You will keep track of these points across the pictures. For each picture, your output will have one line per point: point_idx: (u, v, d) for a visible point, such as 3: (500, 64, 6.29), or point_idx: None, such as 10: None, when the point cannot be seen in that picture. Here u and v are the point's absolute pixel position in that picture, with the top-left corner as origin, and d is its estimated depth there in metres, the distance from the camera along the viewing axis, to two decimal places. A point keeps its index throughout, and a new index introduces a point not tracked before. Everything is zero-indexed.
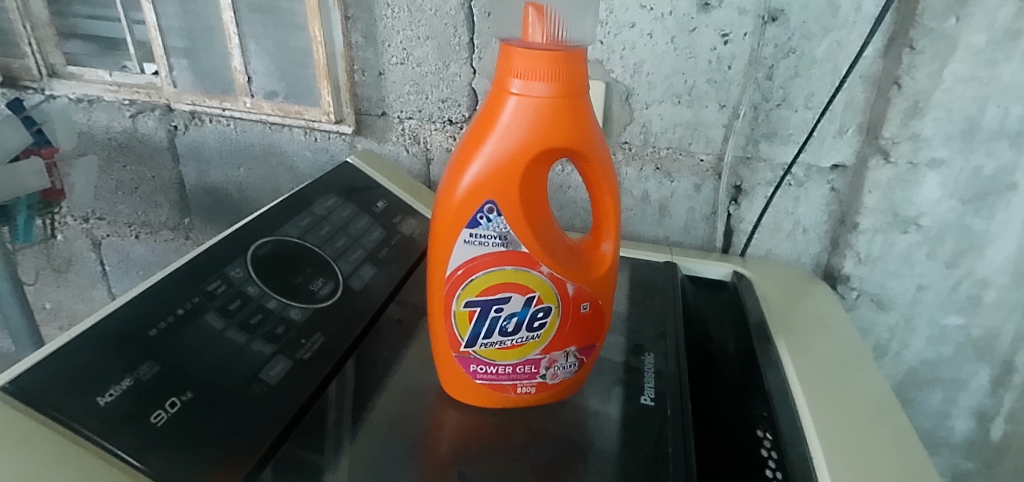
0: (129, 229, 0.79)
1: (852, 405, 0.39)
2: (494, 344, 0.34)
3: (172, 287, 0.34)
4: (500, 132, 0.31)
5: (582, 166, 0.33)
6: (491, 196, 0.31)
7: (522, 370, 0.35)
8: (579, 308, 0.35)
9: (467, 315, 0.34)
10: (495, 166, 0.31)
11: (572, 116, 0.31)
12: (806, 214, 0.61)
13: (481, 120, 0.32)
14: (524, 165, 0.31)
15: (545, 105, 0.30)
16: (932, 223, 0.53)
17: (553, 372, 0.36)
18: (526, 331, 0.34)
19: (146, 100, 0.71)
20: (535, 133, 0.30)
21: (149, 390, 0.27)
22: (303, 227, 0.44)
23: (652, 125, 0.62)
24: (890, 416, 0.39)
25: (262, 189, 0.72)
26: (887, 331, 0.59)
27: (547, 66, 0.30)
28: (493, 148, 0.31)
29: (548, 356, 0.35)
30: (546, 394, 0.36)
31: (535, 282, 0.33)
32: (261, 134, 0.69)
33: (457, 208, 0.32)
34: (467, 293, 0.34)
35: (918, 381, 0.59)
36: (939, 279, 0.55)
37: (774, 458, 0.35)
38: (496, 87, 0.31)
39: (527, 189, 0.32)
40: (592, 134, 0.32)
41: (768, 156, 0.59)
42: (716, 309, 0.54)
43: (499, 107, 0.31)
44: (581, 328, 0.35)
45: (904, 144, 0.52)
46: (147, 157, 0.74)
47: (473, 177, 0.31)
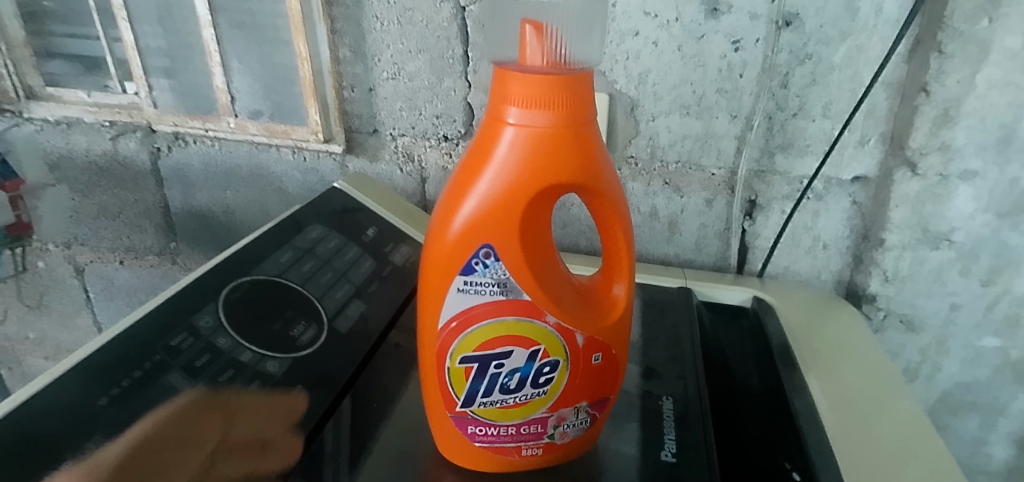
0: (114, 255, 0.76)
1: (887, 434, 0.36)
2: (495, 403, 0.31)
3: (132, 346, 0.30)
4: (496, 167, 0.27)
5: (590, 200, 0.29)
6: (486, 239, 0.28)
7: (527, 430, 0.31)
8: (590, 359, 0.31)
9: (464, 372, 0.30)
10: (491, 206, 0.28)
11: (578, 147, 0.27)
12: (827, 229, 0.57)
13: (473, 153, 0.28)
14: (524, 204, 0.28)
15: (546, 135, 0.27)
16: (965, 239, 0.50)
17: (561, 431, 0.32)
18: (530, 387, 0.31)
19: (127, 122, 0.67)
20: (535, 168, 0.27)
21: (92, 475, 0.23)
22: (284, 263, 0.40)
23: (660, 138, 0.58)
24: (925, 446, 0.35)
25: (251, 211, 0.69)
26: (918, 353, 0.55)
27: (548, 92, 0.26)
28: (488, 185, 0.27)
29: (556, 413, 0.32)
30: (555, 456, 0.33)
31: (540, 334, 0.30)
32: (248, 155, 0.66)
33: (449, 252, 0.29)
34: (462, 348, 0.30)
35: (953, 405, 0.55)
36: (974, 298, 0.51)
37: None
38: (490, 117, 0.28)
39: (527, 230, 0.29)
40: (601, 165, 0.28)
41: (785, 168, 0.56)
42: (735, 337, 0.50)
43: (494, 140, 0.27)
44: (592, 380, 0.32)
45: (933, 155, 0.48)
46: (129, 181, 0.70)
47: (467, 217, 0.28)
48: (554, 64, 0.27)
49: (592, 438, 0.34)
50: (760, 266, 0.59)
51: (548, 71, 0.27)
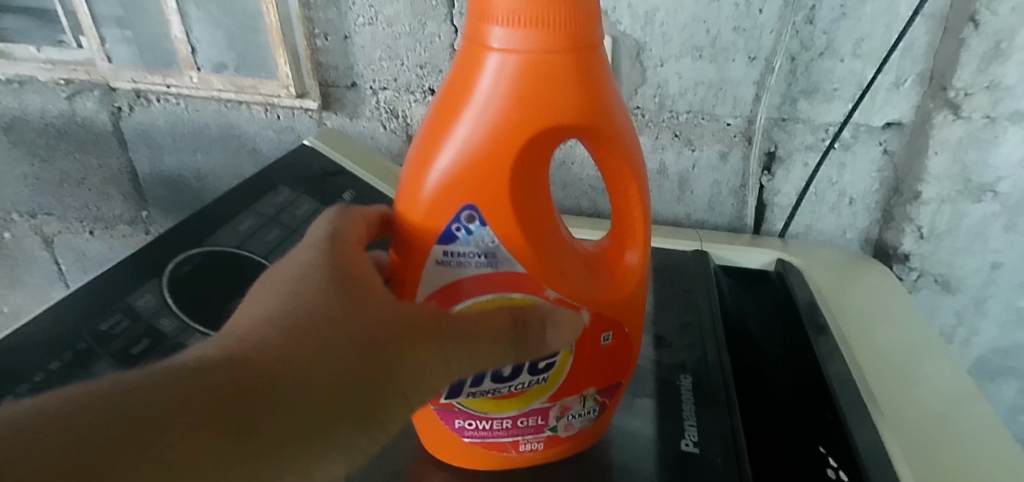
0: (82, 225, 0.71)
1: (929, 398, 0.32)
2: (487, 395, 0.27)
3: (55, 335, 0.26)
4: (477, 106, 0.22)
5: (594, 148, 0.25)
6: (470, 196, 0.24)
7: (525, 423, 0.28)
8: (598, 340, 0.28)
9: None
10: (473, 156, 0.23)
11: (579, 77, 0.22)
12: (853, 183, 0.51)
13: (451, 90, 0.23)
14: (514, 153, 0.23)
15: (539, 64, 0.22)
16: (1012, 190, 0.44)
17: (565, 423, 0.29)
18: (529, 374, 0.27)
19: (84, 79, 0.61)
20: (527, 105, 0.22)
21: None
22: (243, 233, 0.35)
23: (669, 86, 0.52)
24: (972, 411, 0.32)
25: (224, 175, 0.64)
26: (953, 316, 0.50)
27: (539, 8, 0.21)
28: (469, 129, 0.23)
29: (559, 403, 0.29)
30: (555, 449, 0.30)
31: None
32: (217, 113, 0.60)
33: (426, 214, 0.24)
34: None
35: (987, 370, 0.52)
36: (1018, 255, 0.46)
37: None
38: (468, 45, 0.23)
39: (518, 187, 0.24)
40: (607, 103, 0.23)
41: (808, 116, 0.50)
42: (755, 305, 0.45)
43: (474, 72, 0.22)
44: (601, 365, 0.28)
45: (980, 96, 0.43)
46: (90, 143, 0.64)
47: (446, 170, 0.23)
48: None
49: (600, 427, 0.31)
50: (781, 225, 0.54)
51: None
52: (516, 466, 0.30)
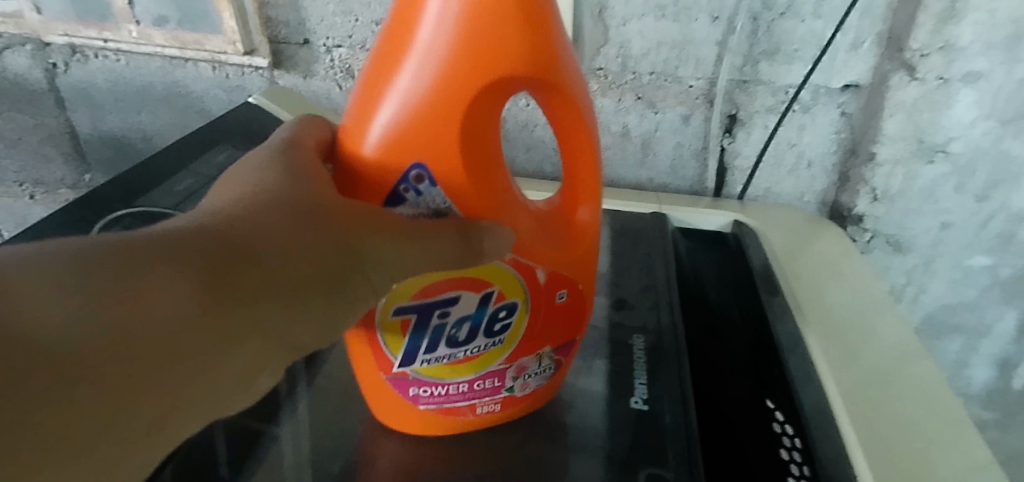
0: (22, 189, 0.67)
1: (875, 353, 0.33)
2: (440, 360, 0.26)
3: None
4: (421, 54, 0.21)
5: (547, 99, 0.24)
6: (416, 152, 0.22)
7: (482, 386, 0.28)
8: (554, 298, 0.27)
9: (399, 327, 0.25)
10: (419, 109, 0.22)
11: (528, 21, 0.21)
12: (812, 145, 0.52)
13: (389, 38, 0.22)
14: (463, 105, 0.22)
15: (485, 5, 0.21)
16: (964, 150, 0.45)
17: (522, 382, 0.29)
18: (484, 337, 0.26)
19: (15, 32, 0.57)
20: (474, 51, 0.21)
21: None
22: (180, 192, 0.34)
23: (631, 46, 0.51)
24: (918, 363, 0.33)
25: (172, 137, 0.61)
26: (903, 276, 0.52)
27: None
28: (413, 80, 0.21)
29: (515, 364, 0.28)
30: (514, 409, 0.29)
31: (493, 275, 0.25)
32: (161, 70, 0.57)
33: (369, 176, 0.23)
34: (394, 297, 0.24)
35: (935, 328, 0.53)
36: (967, 215, 0.47)
37: (798, 447, 0.27)
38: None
39: (470, 143, 0.23)
40: (557, 50, 0.22)
41: (769, 78, 0.50)
42: (712, 265, 0.45)
43: (416, 16, 0.21)
44: (557, 322, 0.28)
45: (934, 57, 0.43)
46: (26, 102, 0.61)
47: (388, 126, 0.22)
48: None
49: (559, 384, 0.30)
50: (740, 189, 0.55)
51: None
52: (475, 428, 0.29)
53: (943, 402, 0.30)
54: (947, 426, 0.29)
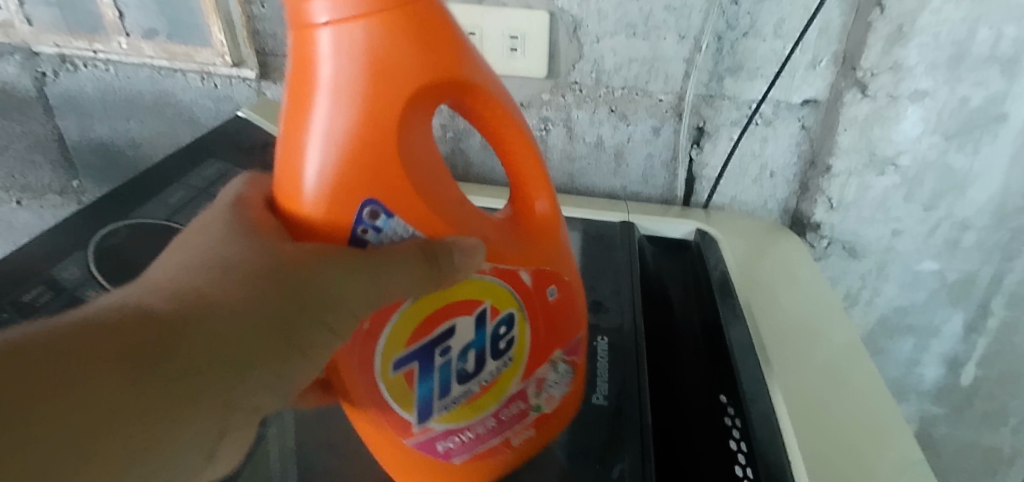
0: (9, 194, 0.68)
1: (823, 362, 0.38)
2: (458, 401, 0.27)
3: None
4: (336, 89, 0.22)
5: (467, 95, 0.25)
6: (362, 186, 0.23)
7: (509, 413, 0.28)
8: (546, 294, 0.28)
9: (406, 382, 0.25)
10: (353, 143, 0.22)
11: (431, 24, 0.23)
12: (775, 156, 0.55)
13: (296, 85, 0.22)
14: (395, 125, 0.23)
15: (381, 24, 0.21)
16: (911, 163, 0.48)
17: (547, 395, 0.29)
18: (493, 360, 0.27)
19: (4, 41, 0.58)
20: (395, 69, 0.22)
21: None
22: (173, 204, 0.36)
23: (604, 62, 0.53)
24: (862, 370, 0.38)
25: (161, 145, 0.62)
26: (858, 279, 0.55)
27: None
28: (336, 116, 0.22)
29: (534, 378, 0.29)
30: (551, 431, 0.30)
31: (482, 293, 0.26)
32: (150, 80, 0.58)
33: (318, 227, 0.23)
34: (391, 352, 0.25)
35: (889, 329, 0.57)
36: (916, 223, 0.51)
37: (738, 426, 0.31)
38: (297, 33, 0.22)
39: (413, 163, 0.24)
40: (457, 45, 0.24)
41: (733, 93, 0.52)
42: (677, 271, 0.48)
43: (320, 54, 0.22)
44: (554, 322, 0.29)
45: (884, 76, 0.45)
46: (14, 109, 0.62)
47: (327, 170, 0.22)
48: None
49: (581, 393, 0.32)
50: (707, 196, 0.58)
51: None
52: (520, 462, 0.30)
53: (883, 408, 0.35)
54: (886, 432, 0.34)
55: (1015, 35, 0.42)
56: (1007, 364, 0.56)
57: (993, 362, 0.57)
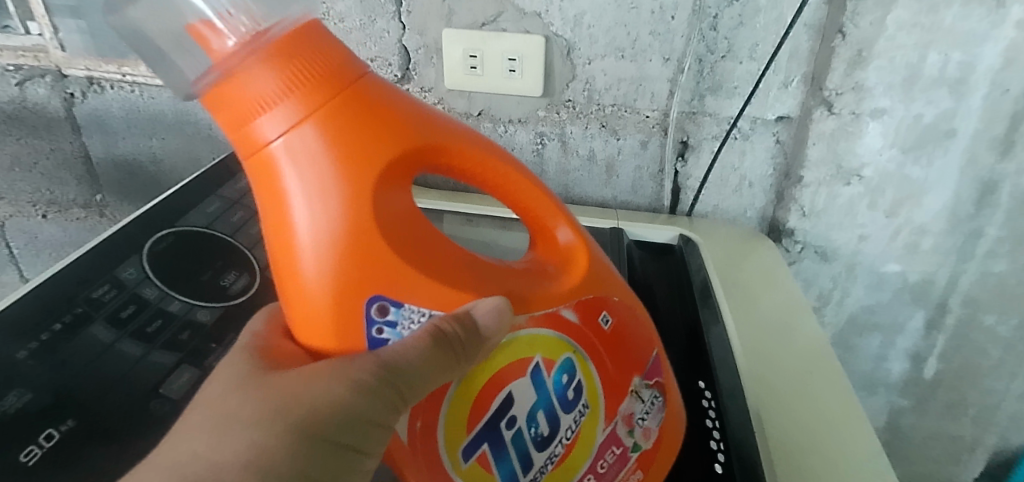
0: (35, 208, 0.72)
1: (798, 360, 0.44)
2: (549, 466, 0.28)
3: (50, 297, 0.31)
4: (306, 197, 0.23)
5: (438, 155, 0.27)
6: (365, 283, 0.24)
7: (608, 460, 0.30)
8: (600, 323, 0.30)
9: (485, 468, 0.27)
10: (339, 244, 0.24)
11: (369, 102, 0.24)
12: (753, 169, 0.59)
13: (268, 202, 0.24)
14: (375, 213, 0.24)
15: (326, 122, 0.23)
16: (874, 174, 0.53)
17: (643, 430, 0.31)
18: (567, 413, 0.28)
19: (34, 65, 0.62)
20: (351, 155, 0.23)
21: (12, 423, 0.24)
22: (211, 214, 0.41)
23: (595, 82, 0.57)
24: (826, 361, 0.44)
25: (181, 160, 0.66)
26: (830, 281, 0.60)
27: (278, 79, 0.22)
28: (314, 222, 0.23)
29: (621, 418, 0.30)
30: (658, 468, 0.32)
31: (527, 350, 0.27)
32: (173, 101, 0.62)
33: (330, 330, 0.25)
34: (453, 448, 0.26)
35: (859, 326, 0.62)
36: (879, 228, 0.56)
37: (713, 407, 0.37)
38: (249, 161, 0.24)
39: (406, 244, 0.25)
40: (405, 113, 0.25)
41: (714, 110, 0.56)
42: (662, 272, 0.53)
43: (277, 168, 0.23)
44: (617, 352, 0.30)
45: (847, 95, 0.50)
46: (43, 128, 0.66)
47: (324, 276, 0.24)
48: (251, 34, 0.23)
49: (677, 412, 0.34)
50: (689, 206, 0.62)
51: (253, 45, 0.22)
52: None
53: (844, 393, 0.41)
54: (851, 420, 0.39)
55: (961, 59, 0.47)
56: (965, 358, 0.63)
57: (952, 357, 0.63)
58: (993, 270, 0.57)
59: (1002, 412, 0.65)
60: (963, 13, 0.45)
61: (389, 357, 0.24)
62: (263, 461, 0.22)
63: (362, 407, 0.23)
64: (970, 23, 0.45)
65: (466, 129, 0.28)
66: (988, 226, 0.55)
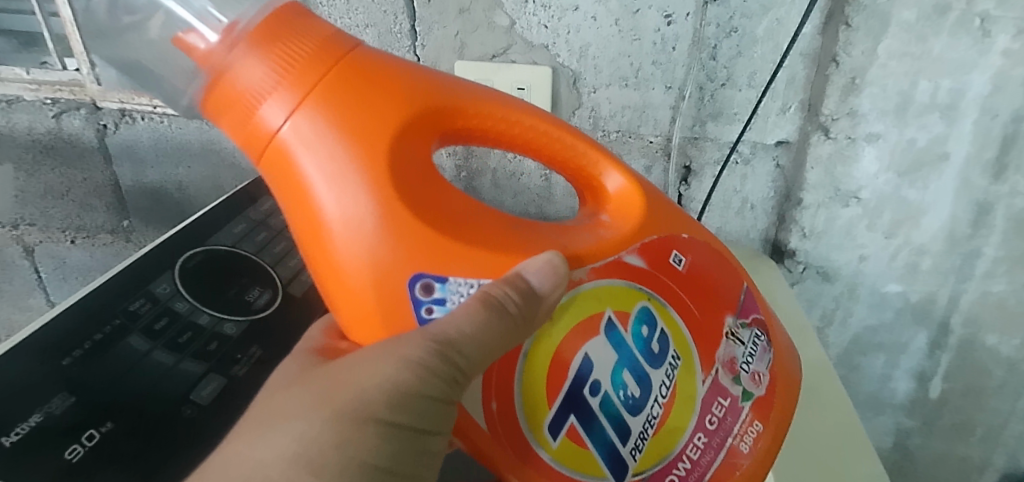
0: (64, 234, 0.76)
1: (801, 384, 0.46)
2: (655, 424, 0.30)
3: (95, 309, 0.36)
4: (321, 178, 0.26)
5: (437, 119, 0.28)
6: (404, 260, 0.26)
7: (717, 410, 0.32)
8: (674, 265, 0.32)
9: (578, 443, 0.28)
10: (362, 217, 0.26)
11: (358, 72, 0.26)
12: (754, 191, 0.60)
13: (294, 197, 0.27)
14: (387, 178, 0.26)
15: (322, 100, 0.25)
16: (871, 196, 0.55)
17: (751, 373, 0.33)
18: (659, 365, 0.30)
19: (70, 98, 0.66)
20: (352, 128, 0.26)
21: (58, 425, 0.29)
22: (237, 234, 0.44)
23: (601, 109, 0.58)
24: (828, 383, 0.46)
25: (204, 187, 0.70)
26: (832, 301, 0.63)
27: (269, 70, 0.25)
28: (334, 202, 0.26)
29: (717, 368, 0.32)
30: (775, 414, 0.34)
31: (597, 308, 0.29)
32: (199, 131, 0.66)
33: (380, 308, 0.27)
34: (537, 426, 0.28)
35: (863, 346, 0.65)
36: (879, 249, 0.58)
37: None
38: (265, 155, 0.26)
39: (428, 208, 0.26)
40: (397, 77, 0.27)
41: (715, 135, 0.57)
42: None
43: (288, 154, 0.26)
44: (700, 295, 0.33)
45: (843, 121, 0.52)
46: (76, 159, 0.69)
47: (356, 254, 0.26)
48: (232, 32, 0.26)
49: (783, 358, 0.36)
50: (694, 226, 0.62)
51: (239, 43, 0.25)
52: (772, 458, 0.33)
53: (847, 415, 0.43)
54: (858, 441, 0.41)
55: (951, 86, 0.48)
56: (968, 378, 0.65)
57: (957, 376, 0.65)
58: (993, 290, 0.58)
59: (1008, 432, 0.68)
60: (951, 43, 0.47)
61: (431, 333, 0.25)
62: (311, 451, 0.25)
63: (407, 386, 0.25)
64: (958, 51, 0.47)
65: (467, 88, 0.30)
66: (985, 247, 0.56)
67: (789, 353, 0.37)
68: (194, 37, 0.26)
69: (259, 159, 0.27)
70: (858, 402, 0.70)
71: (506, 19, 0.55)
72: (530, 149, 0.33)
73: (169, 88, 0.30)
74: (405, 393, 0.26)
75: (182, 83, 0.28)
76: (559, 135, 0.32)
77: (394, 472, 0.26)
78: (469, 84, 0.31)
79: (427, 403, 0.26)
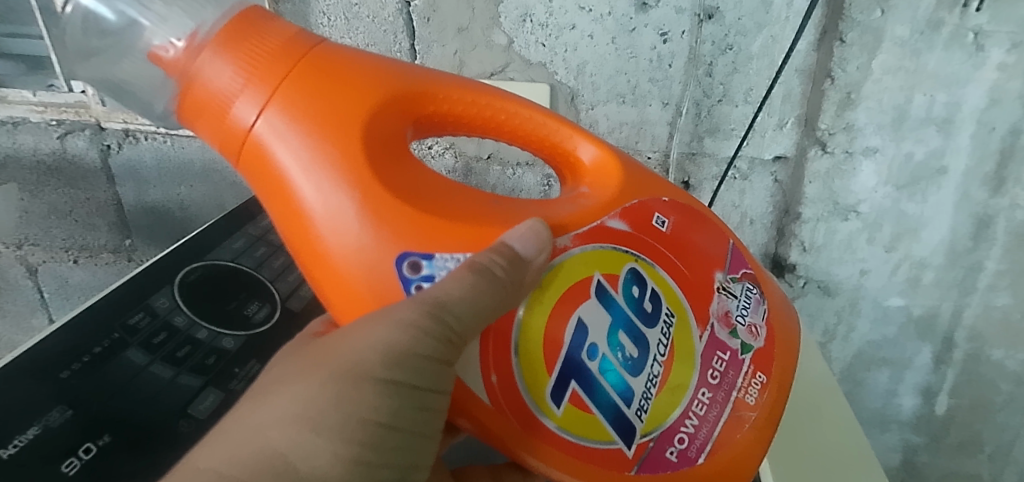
0: (67, 254, 0.77)
1: (802, 402, 0.45)
2: (657, 383, 0.30)
3: (97, 323, 0.36)
4: (299, 167, 0.26)
5: (408, 103, 0.29)
6: (389, 240, 0.26)
7: (717, 365, 0.32)
8: (658, 227, 0.33)
9: (581, 408, 0.28)
10: (340, 201, 0.26)
11: (324, 64, 0.27)
12: (753, 206, 0.59)
13: (276, 191, 0.27)
14: (364, 162, 0.26)
15: (292, 92, 0.26)
16: (870, 209, 0.55)
17: (749, 327, 0.34)
18: (651, 324, 0.30)
19: (76, 120, 0.67)
20: (324, 117, 0.26)
21: (53, 437, 0.29)
22: (237, 249, 0.44)
23: (599, 126, 0.58)
24: (831, 402, 0.45)
25: (206, 206, 0.71)
26: (834, 315, 0.62)
27: (240, 67, 0.26)
28: (313, 188, 0.26)
29: (713, 326, 0.32)
30: (776, 366, 0.34)
31: (586, 271, 0.29)
32: (201, 150, 0.66)
33: (365, 293, 0.27)
34: (539, 395, 0.27)
35: (866, 361, 0.64)
36: (880, 262, 0.58)
37: None
38: (243, 154, 0.27)
39: (406, 187, 0.27)
40: (363, 65, 0.28)
41: (712, 151, 0.57)
42: None
43: (264, 148, 0.26)
44: (686, 255, 0.33)
45: (840, 135, 0.53)
46: (79, 179, 0.70)
47: (338, 240, 0.26)
48: (196, 38, 0.26)
49: (777, 309, 0.36)
50: None
51: (204, 48, 0.26)
52: (779, 409, 0.33)
53: (850, 434, 0.43)
54: (864, 460, 0.41)
55: (947, 100, 0.49)
56: (975, 393, 0.64)
57: (963, 392, 0.64)
58: (996, 304, 0.58)
59: (1018, 450, 0.67)
60: (945, 58, 0.47)
61: (423, 298, 0.25)
62: (309, 410, 0.25)
63: (403, 347, 0.25)
64: (952, 66, 0.47)
65: (434, 75, 0.31)
66: (986, 260, 0.56)
67: (783, 304, 0.38)
68: (162, 47, 0.27)
69: (238, 160, 0.28)
70: (862, 419, 0.69)
71: (504, 37, 0.56)
72: (504, 132, 0.33)
73: (144, 100, 0.30)
74: (401, 353, 0.25)
75: (158, 98, 0.28)
76: (529, 114, 0.33)
77: (397, 430, 0.26)
78: (436, 71, 0.31)
79: (425, 366, 0.25)
